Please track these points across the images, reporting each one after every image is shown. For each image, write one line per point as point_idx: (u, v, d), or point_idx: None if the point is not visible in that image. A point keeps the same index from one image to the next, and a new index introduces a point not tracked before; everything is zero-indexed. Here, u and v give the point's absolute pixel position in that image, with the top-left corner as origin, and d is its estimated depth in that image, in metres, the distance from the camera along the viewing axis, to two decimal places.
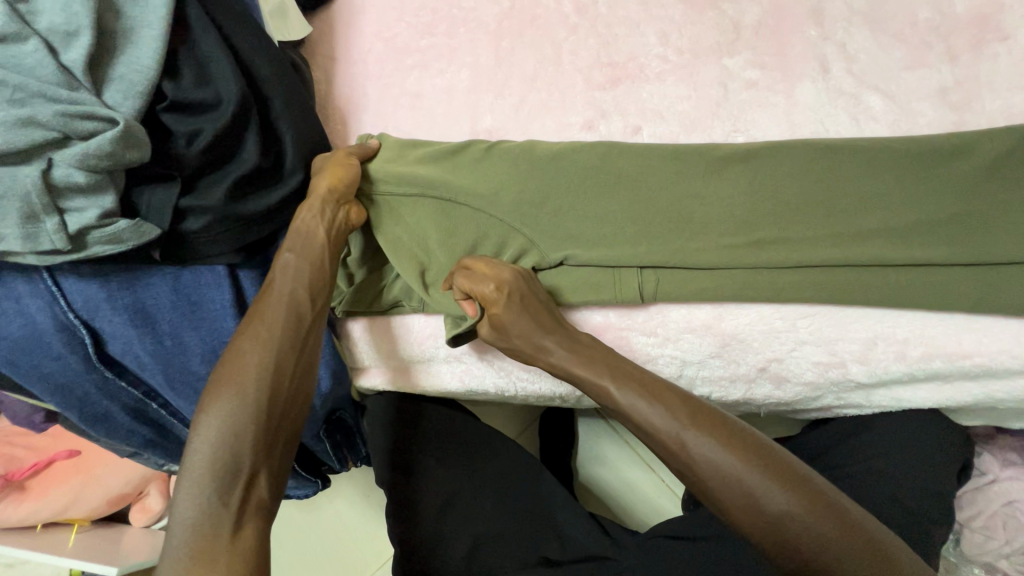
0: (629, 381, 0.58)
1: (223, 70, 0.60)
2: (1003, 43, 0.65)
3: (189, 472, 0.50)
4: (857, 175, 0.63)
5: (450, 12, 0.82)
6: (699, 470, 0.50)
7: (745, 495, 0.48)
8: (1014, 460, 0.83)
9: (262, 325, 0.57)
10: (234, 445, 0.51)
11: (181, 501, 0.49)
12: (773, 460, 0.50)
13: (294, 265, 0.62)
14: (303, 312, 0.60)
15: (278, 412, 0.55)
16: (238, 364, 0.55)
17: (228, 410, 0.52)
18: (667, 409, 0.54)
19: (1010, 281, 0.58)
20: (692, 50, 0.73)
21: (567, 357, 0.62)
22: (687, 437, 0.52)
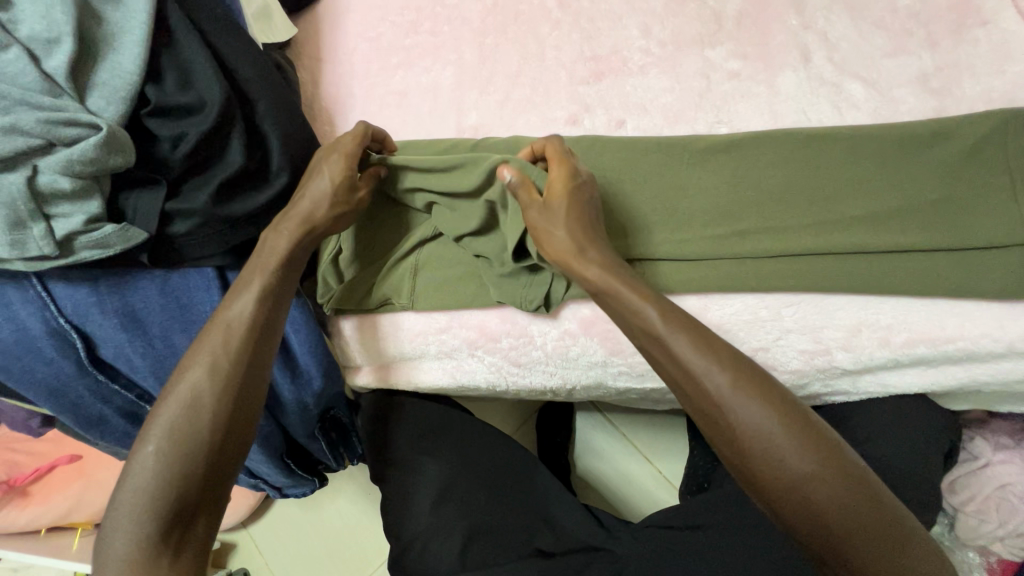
0: (694, 332, 0.54)
1: (204, 72, 0.60)
2: (983, 28, 0.65)
3: (125, 509, 0.51)
4: (839, 163, 0.63)
5: (434, 10, 0.83)
6: (728, 419, 0.50)
7: (775, 465, 0.49)
8: (1007, 444, 0.84)
9: (206, 356, 0.57)
10: (171, 488, 0.52)
11: (117, 535, 0.51)
12: (817, 439, 0.49)
13: (243, 291, 0.60)
14: (250, 344, 0.58)
15: (218, 449, 0.55)
16: (180, 401, 0.55)
17: (167, 448, 0.53)
18: (727, 370, 0.51)
19: (992, 265, 0.58)
20: (674, 42, 0.73)
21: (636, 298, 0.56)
22: (739, 402, 0.50)
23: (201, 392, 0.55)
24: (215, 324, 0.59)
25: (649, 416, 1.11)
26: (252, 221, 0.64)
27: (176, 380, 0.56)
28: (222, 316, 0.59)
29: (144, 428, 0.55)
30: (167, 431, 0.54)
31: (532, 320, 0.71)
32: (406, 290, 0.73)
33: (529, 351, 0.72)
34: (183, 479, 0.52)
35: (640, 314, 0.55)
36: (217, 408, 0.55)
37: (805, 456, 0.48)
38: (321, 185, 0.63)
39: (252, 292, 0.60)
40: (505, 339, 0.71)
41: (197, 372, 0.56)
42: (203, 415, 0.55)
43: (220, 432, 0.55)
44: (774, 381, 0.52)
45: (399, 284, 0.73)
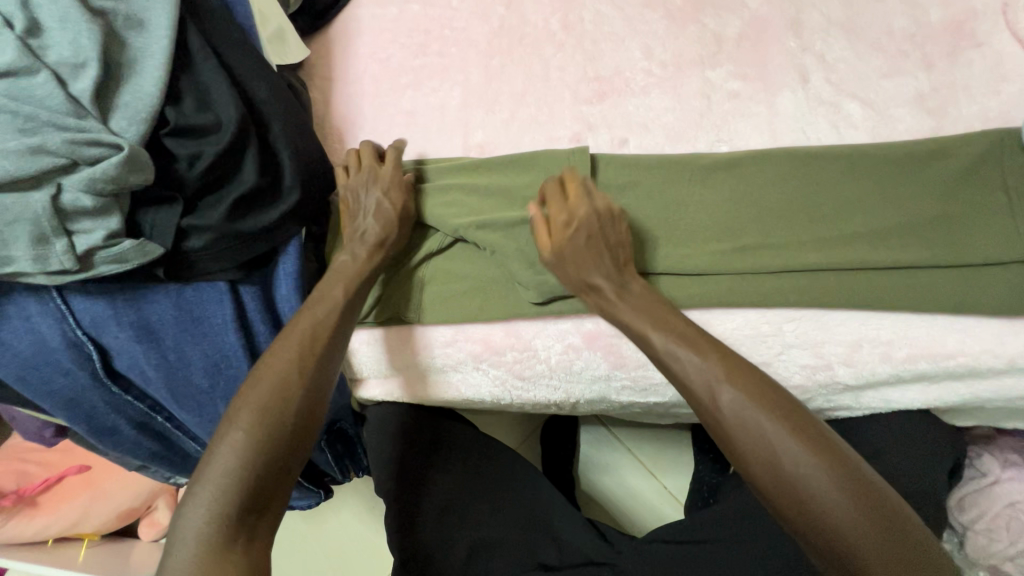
0: (758, 394, 0.52)
1: (222, 95, 0.63)
2: (977, 50, 0.67)
3: (210, 488, 0.52)
4: (839, 181, 0.64)
5: (442, 33, 0.86)
6: (778, 473, 0.49)
7: (830, 524, 0.47)
8: (1015, 461, 0.86)
9: (294, 351, 0.60)
10: (256, 471, 0.53)
11: (194, 513, 0.51)
12: (868, 494, 0.47)
13: (329, 296, 0.65)
14: (332, 345, 0.63)
15: (294, 441, 0.56)
16: (269, 388, 0.57)
17: (254, 435, 0.54)
18: (789, 432, 0.50)
19: (993, 281, 0.59)
20: (676, 63, 0.75)
21: (687, 355, 0.56)
22: (799, 461, 0.49)
23: (291, 384, 0.58)
24: (298, 325, 0.62)
25: (655, 429, 1.11)
26: (263, 236, 0.66)
27: (262, 370, 0.59)
28: (305, 318, 0.63)
29: (230, 413, 0.56)
30: (254, 417, 0.55)
31: (536, 333, 0.72)
32: (412, 302, 0.74)
33: (533, 365, 0.73)
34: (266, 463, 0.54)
35: (702, 382, 0.55)
36: (302, 402, 0.58)
37: (856, 513, 0.46)
38: (388, 209, 0.69)
39: (335, 299, 0.65)
40: (510, 352, 0.72)
41: (285, 364, 0.59)
42: (287, 405, 0.57)
43: (301, 420, 0.57)
44: (828, 433, 0.51)
45: (405, 297, 0.74)
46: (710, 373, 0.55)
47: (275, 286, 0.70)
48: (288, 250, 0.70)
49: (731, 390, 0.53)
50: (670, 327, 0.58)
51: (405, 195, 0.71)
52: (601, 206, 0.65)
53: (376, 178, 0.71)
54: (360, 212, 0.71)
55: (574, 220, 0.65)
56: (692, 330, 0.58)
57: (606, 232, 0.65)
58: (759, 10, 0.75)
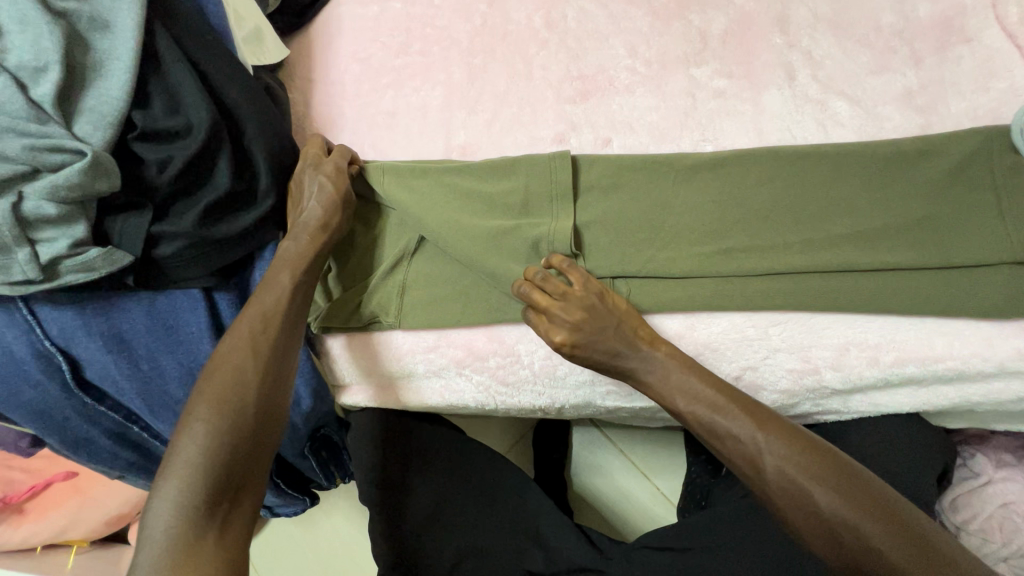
0: (802, 455, 0.54)
1: (192, 97, 0.61)
2: (966, 45, 0.65)
3: (175, 481, 0.50)
4: (827, 181, 0.63)
5: (424, 31, 0.84)
6: (833, 529, 0.51)
7: (893, 574, 0.49)
8: (1009, 461, 0.85)
9: (246, 340, 0.58)
10: (221, 458, 0.52)
11: (160, 508, 0.49)
12: (917, 535, 0.50)
13: (276, 283, 0.62)
14: (285, 331, 0.61)
15: (260, 426, 0.55)
16: (225, 377, 0.56)
17: (215, 422, 0.53)
18: (837, 490, 0.52)
19: (980, 284, 0.58)
20: (661, 60, 0.73)
21: (723, 411, 0.58)
22: (852, 516, 0.51)
23: (249, 378, 0.56)
24: (253, 308, 0.61)
25: (647, 431, 1.10)
26: (238, 241, 0.64)
27: (217, 361, 0.57)
28: (254, 307, 0.61)
29: (188, 408, 0.54)
30: (215, 406, 0.54)
31: (519, 337, 0.71)
32: (393, 305, 0.73)
33: (517, 370, 0.71)
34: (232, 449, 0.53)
35: (749, 450, 0.55)
36: (261, 385, 0.57)
37: (911, 560, 0.49)
38: (324, 193, 0.67)
39: (289, 279, 0.63)
40: (493, 358, 0.71)
41: (238, 355, 0.57)
42: (248, 391, 0.56)
43: (263, 405, 0.56)
44: (867, 478, 0.53)
45: (386, 300, 0.73)
46: (748, 431, 0.56)
47: (251, 293, 0.69)
48: (264, 255, 0.69)
49: (774, 445, 0.55)
50: (713, 390, 0.59)
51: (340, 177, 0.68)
52: (594, 293, 0.63)
53: (319, 167, 0.68)
54: (298, 194, 0.69)
55: (575, 321, 0.62)
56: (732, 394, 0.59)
57: (605, 323, 0.62)
58: (745, 6, 0.73)
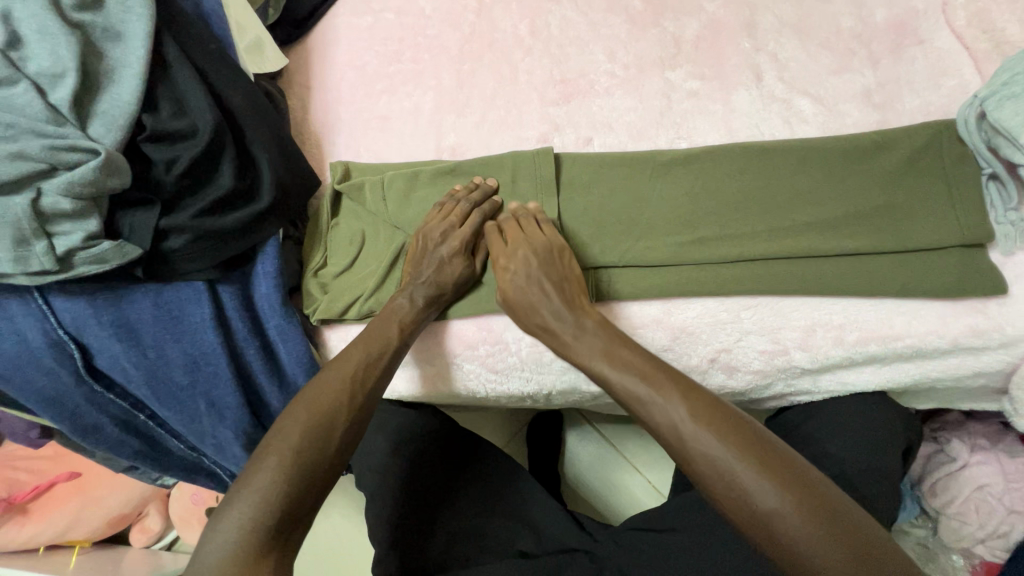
0: (751, 454, 0.52)
1: (197, 102, 0.65)
2: (920, 47, 0.70)
3: (254, 495, 0.54)
4: (792, 173, 0.67)
5: (415, 40, 0.89)
6: (716, 476, 0.52)
7: (767, 517, 0.49)
8: (982, 445, 0.89)
9: (345, 382, 0.64)
10: (303, 483, 0.56)
11: (234, 519, 0.53)
12: (798, 479, 0.51)
13: (384, 335, 0.68)
14: (379, 380, 0.67)
15: (334, 466, 0.60)
16: (320, 414, 0.61)
17: (302, 451, 0.58)
18: (716, 433, 0.53)
19: (933, 266, 0.62)
20: (638, 64, 0.78)
21: (608, 363, 0.61)
22: (725, 460, 0.52)
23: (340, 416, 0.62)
24: (356, 353, 0.67)
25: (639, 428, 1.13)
26: (240, 237, 0.68)
27: (313, 394, 0.62)
28: (359, 354, 0.66)
29: (279, 429, 0.59)
30: (305, 433, 0.59)
31: (506, 326, 0.75)
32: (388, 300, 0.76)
33: (505, 358, 0.75)
34: (310, 479, 0.57)
35: (696, 445, 0.53)
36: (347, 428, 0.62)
37: (778, 505, 0.49)
38: (455, 272, 0.72)
39: (393, 336, 0.69)
40: (482, 345, 0.75)
41: (340, 391, 0.63)
42: (336, 429, 0.61)
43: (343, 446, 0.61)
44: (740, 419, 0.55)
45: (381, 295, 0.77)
46: (634, 382, 0.58)
47: (253, 286, 0.73)
48: (266, 249, 0.73)
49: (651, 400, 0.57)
50: (667, 386, 0.57)
51: (469, 258, 0.73)
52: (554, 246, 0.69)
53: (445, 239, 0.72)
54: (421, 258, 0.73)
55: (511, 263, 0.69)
56: (686, 395, 0.56)
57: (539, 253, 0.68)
58: (716, 13, 0.78)
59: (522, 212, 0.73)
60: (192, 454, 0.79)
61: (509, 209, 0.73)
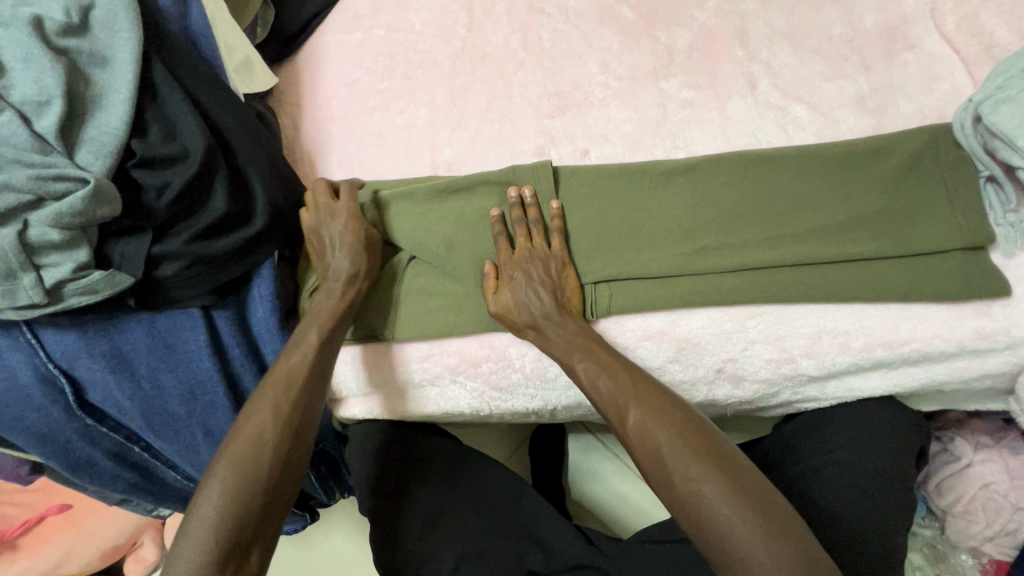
0: (719, 477, 0.54)
1: (188, 125, 0.64)
2: (911, 51, 0.71)
3: (197, 532, 0.55)
4: (791, 180, 0.67)
5: (407, 56, 0.88)
6: (679, 485, 0.55)
7: (720, 527, 0.52)
8: (986, 443, 0.89)
9: (271, 398, 0.63)
10: (237, 514, 0.56)
11: (180, 559, 0.54)
12: (758, 496, 0.53)
13: (302, 343, 0.68)
14: (308, 390, 0.66)
15: (273, 489, 0.59)
16: (248, 439, 0.60)
17: (236, 481, 0.57)
18: (685, 444, 0.57)
19: (936, 269, 0.61)
20: (631, 75, 0.78)
21: (597, 373, 0.64)
22: (693, 470, 0.55)
23: (269, 436, 0.61)
24: (279, 368, 0.66)
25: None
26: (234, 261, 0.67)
27: (245, 420, 0.62)
28: (281, 366, 0.66)
29: (213, 465, 0.59)
30: (235, 464, 0.59)
31: (510, 343, 0.74)
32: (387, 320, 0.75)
33: (509, 374, 0.74)
34: (247, 506, 0.57)
35: (667, 461, 0.56)
36: (279, 447, 0.61)
37: (736, 517, 0.52)
38: (349, 240, 0.71)
39: (312, 341, 0.68)
40: (485, 363, 0.73)
41: (263, 414, 0.62)
42: (267, 450, 0.60)
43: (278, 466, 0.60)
44: (712, 434, 0.58)
45: (379, 315, 0.76)
46: (615, 394, 0.62)
47: (249, 310, 0.71)
48: (262, 273, 0.71)
49: (636, 412, 0.60)
50: (645, 403, 0.61)
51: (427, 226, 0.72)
52: (555, 262, 0.70)
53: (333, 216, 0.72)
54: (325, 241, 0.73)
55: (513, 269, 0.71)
56: (660, 415, 0.59)
57: (538, 268, 0.70)
58: (707, 23, 0.78)
59: (532, 216, 0.72)
60: (190, 484, 0.77)
61: (512, 190, 0.73)
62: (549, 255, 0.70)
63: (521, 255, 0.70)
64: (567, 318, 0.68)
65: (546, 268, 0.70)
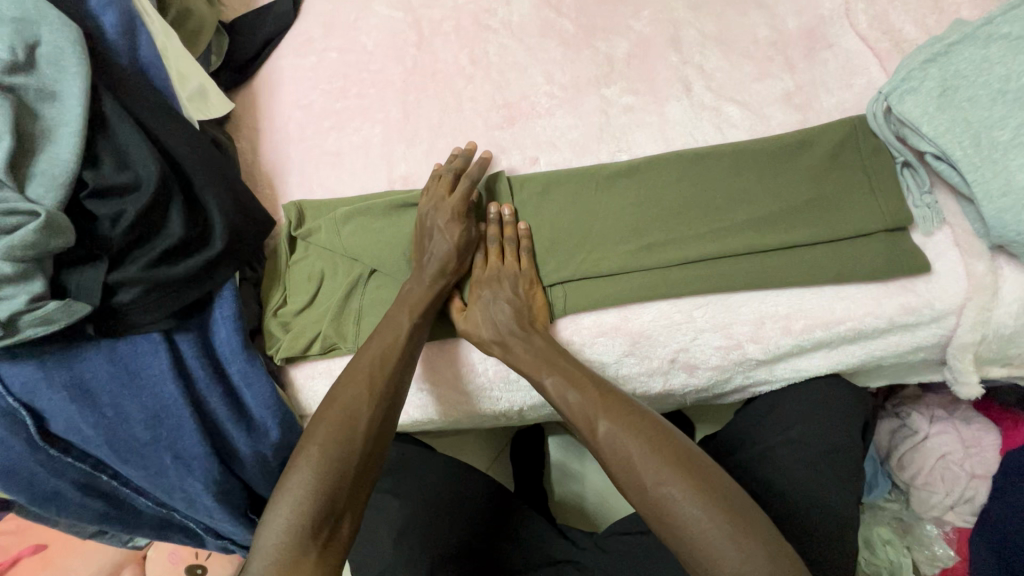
0: (686, 479, 0.56)
1: (140, 154, 0.65)
2: (830, 50, 0.75)
3: (287, 500, 0.59)
4: (727, 175, 0.71)
5: (360, 76, 0.91)
6: (650, 490, 0.56)
7: (689, 530, 0.53)
8: (940, 416, 0.93)
9: (366, 374, 0.67)
10: (331, 483, 0.60)
11: (273, 522, 0.58)
12: (725, 496, 0.55)
13: (394, 325, 0.71)
14: (402, 366, 0.69)
15: (364, 459, 0.63)
16: (341, 410, 0.65)
17: (326, 450, 0.61)
18: (652, 450, 0.58)
19: (865, 251, 0.65)
20: (575, 84, 0.82)
21: (561, 386, 0.65)
22: (661, 475, 0.56)
23: (360, 409, 0.65)
24: (374, 345, 0.70)
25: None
26: (194, 284, 0.68)
27: (333, 396, 0.67)
28: (377, 343, 0.70)
29: (304, 439, 0.64)
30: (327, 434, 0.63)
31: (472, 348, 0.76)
32: (350, 333, 0.77)
33: (472, 378, 0.76)
34: (339, 475, 0.61)
35: (636, 470, 0.58)
36: (372, 416, 0.65)
37: (704, 518, 0.53)
38: (454, 239, 0.73)
39: (407, 322, 0.71)
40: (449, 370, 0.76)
41: (354, 391, 0.66)
42: (354, 425, 0.64)
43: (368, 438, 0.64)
44: (678, 438, 0.60)
45: (341, 329, 0.77)
46: (582, 405, 0.63)
47: (212, 331, 0.72)
48: (224, 294, 0.72)
49: (603, 421, 0.62)
50: (615, 413, 0.62)
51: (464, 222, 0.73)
52: (523, 280, 0.72)
53: (438, 210, 0.74)
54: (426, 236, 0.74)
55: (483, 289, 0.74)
56: (624, 429, 0.61)
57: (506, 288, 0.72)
58: (643, 32, 0.82)
59: (508, 233, 0.74)
60: (162, 511, 0.76)
61: (496, 207, 0.75)
62: (517, 274, 0.72)
63: (489, 274, 0.75)
64: (535, 332, 0.70)
65: (514, 285, 0.72)
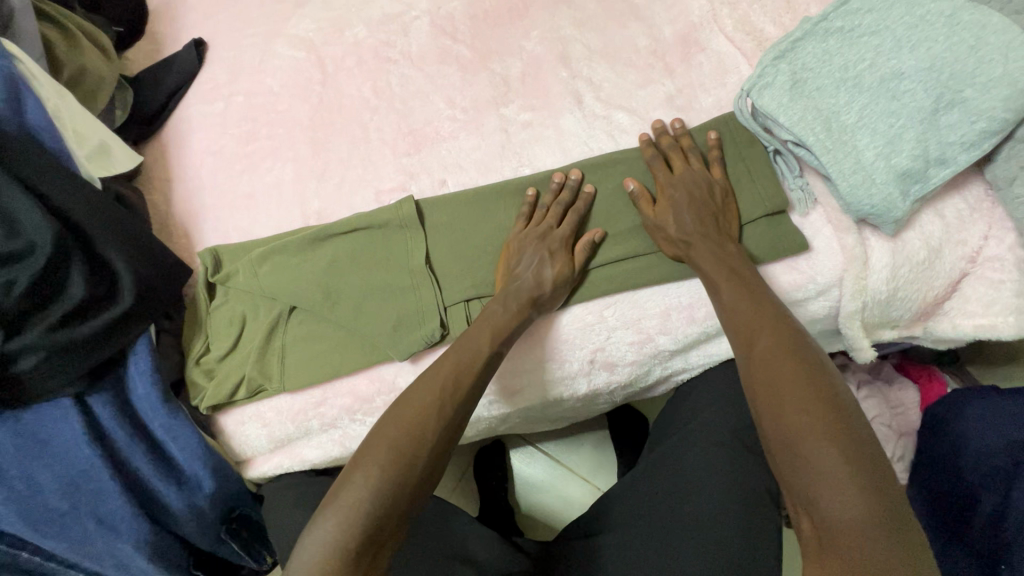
0: (816, 409, 0.51)
1: (31, 219, 0.63)
2: (703, 53, 0.81)
3: (335, 517, 0.53)
4: (623, 180, 0.75)
5: (268, 117, 0.92)
6: (783, 414, 0.52)
7: (805, 460, 0.49)
8: (866, 380, 0.99)
9: (437, 388, 0.61)
10: (372, 515, 0.53)
11: (319, 535, 0.53)
12: (851, 433, 0.49)
13: (474, 342, 0.66)
14: (475, 387, 0.63)
15: (419, 484, 0.57)
16: (426, 417, 0.59)
17: (387, 470, 0.55)
18: (784, 376, 0.54)
19: (753, 236, 0.69)
20: (475, 106, 0.85)
21: (728, 301, 0.63)
22: (789, 400, 0.52)
23: (429, 423, 0.59)
24: (461, 350, 0.65)
25: (578, 438, 1.17)
26: (103, 343, 0.67)
27: (407, 403, 0.61)
28: (453, 353, 0.64)
29: (365, 449, 0.58)
30: (390, 450, 0.57)
31: (397, 372, 0.76)
32: (274, 372, 0.77)
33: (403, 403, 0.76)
34: (397, 497, 0.55)
35: (782, 388, 0.53)
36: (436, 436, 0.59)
37: (823, 452, 0.48)
38: (558, 267, 0.70)
39: (486, 340, 0.66)
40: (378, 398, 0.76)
41: (430, 404, 0.60)
42: (424, 441, 0.58)
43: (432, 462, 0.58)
44: (827, 369, 0.54)
45: (266, 369, 0.77)
46: (755, 323, 0.60)
47: (129, 388, 0.72)
48: (138, 349, 0.71)
49: (767, 342, 0.58)
50: (783, 338, 0.57)
51: (568, 259, 0.71)
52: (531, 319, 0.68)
53: (545, 239, 0.71)
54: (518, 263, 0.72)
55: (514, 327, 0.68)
56: (804, 353, 0.56)
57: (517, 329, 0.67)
58: (534, 51, 0.86)
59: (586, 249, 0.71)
60: None
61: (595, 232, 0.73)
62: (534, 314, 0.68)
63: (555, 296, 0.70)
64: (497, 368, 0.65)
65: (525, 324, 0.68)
